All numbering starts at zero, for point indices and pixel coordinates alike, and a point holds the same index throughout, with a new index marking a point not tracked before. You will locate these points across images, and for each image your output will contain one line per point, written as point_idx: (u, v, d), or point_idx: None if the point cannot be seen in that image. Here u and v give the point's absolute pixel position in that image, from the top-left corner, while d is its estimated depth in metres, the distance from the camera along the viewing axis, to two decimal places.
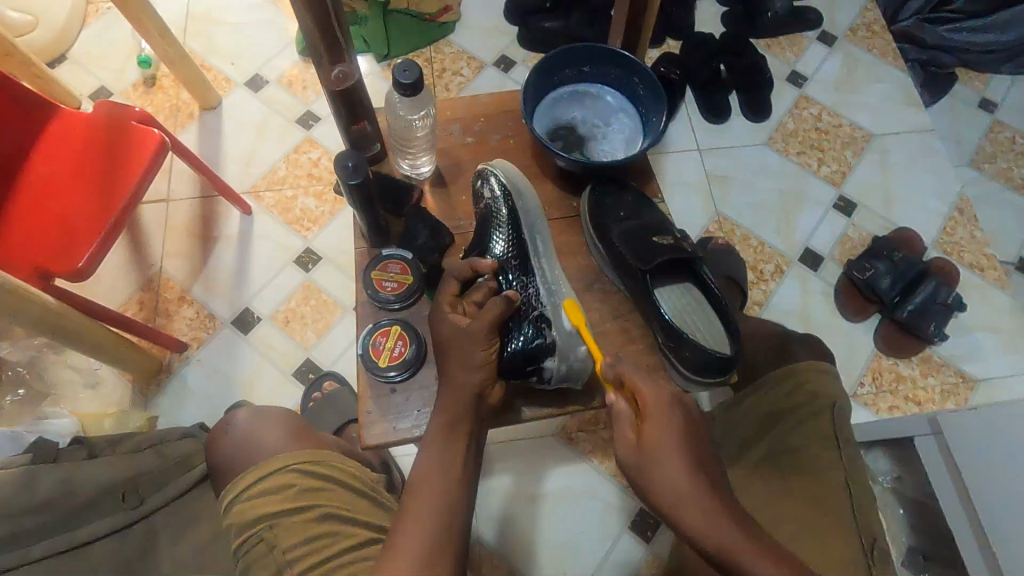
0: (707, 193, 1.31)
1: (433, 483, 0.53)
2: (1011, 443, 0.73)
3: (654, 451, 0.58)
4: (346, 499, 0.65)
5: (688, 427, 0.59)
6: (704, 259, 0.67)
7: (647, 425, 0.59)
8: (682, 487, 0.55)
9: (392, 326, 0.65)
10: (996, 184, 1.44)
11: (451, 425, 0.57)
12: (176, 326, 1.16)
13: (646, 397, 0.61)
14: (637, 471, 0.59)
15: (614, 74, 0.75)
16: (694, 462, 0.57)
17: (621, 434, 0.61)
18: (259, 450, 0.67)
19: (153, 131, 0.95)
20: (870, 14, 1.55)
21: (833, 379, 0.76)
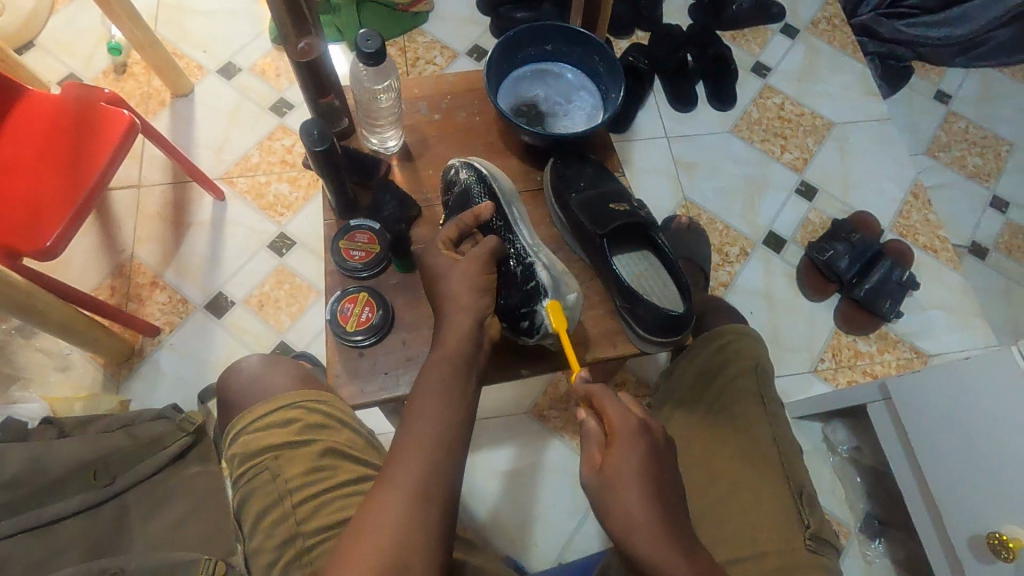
0: (674, 179, 1.35)
1: (421, 434, 0.54)
2: (944, 403, 0.76)
3: (614, 477, 0.57)
4: (351, 437, 0.65)
5: (654, 456, 0.58)
6: (659, 225, 0.70)
7: (614, 450, 0.58)
8: (637, 520, 0.55)
9: (359, 293, 0.68)
10: (950, 171, 1.50)
11: (443, 371, 0.58)
12: (148, 311, 1.16)
13: (613, 419, 0.60)
14: (593, 492, 0.58)
15: (576, 53, 0.79)
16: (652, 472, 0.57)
17: (587, 455, 0.61)
18: (267, 390, 0.67)
19: (123, 111, 0.95)
20: (831, 8, 1.60)
21: (753, 341, 0.81)
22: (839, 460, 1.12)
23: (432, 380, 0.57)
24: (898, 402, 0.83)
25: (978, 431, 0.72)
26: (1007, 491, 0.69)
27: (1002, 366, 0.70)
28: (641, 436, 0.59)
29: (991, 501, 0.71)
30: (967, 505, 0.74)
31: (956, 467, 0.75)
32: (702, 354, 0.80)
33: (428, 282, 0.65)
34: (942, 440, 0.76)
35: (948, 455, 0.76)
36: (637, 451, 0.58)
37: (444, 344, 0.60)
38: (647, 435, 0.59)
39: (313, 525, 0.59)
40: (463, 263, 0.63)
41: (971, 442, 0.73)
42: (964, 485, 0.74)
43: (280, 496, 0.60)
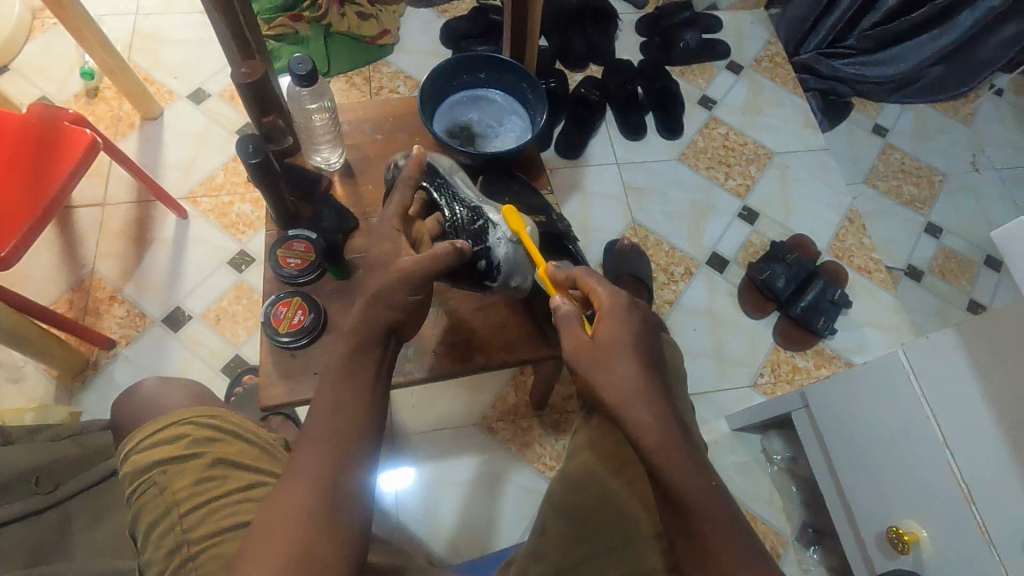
0: (623, 202, 1.42)
1: (317, 440, 0.54)
2: (845, 407, 0.82)
3: (608, 347, 0.60)
4: (241, 449, 0.68)
5: (641, 333, 0.62)
6: (574, 236, 0.77)
7: (602, 323, 0.62)
8: (633, 388, 0.58)
9: (293, 297, 0.71)
10: (885, 199, 1.60)
11: (344, 372, 0.58)
12: (106, 324, 1.18)
13: (602, 295, 0.64)
14: (585, 364, 0.61)
15: (505, 79, 0.85)
16: (643, 366, 0.60)
17: (572, 334, 0.63)
18: (162, 409, 0.71)
19: (85, 131, 1.00)
20: (773, 48, 1.72)
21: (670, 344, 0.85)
22: (777, 470, 1.16)
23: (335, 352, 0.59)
24: (818, 405, 0.87)
25: (880, 433, 0.76)
26: (904, 489, 0.74)
27: (894, 370, 0.73)
28: (631, 310, 0.63)
29: (891, 498, 0.76)
30: (874, 502, 0.79)
31: (866, 466, 0.79)
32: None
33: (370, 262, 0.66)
34: (849, 442, 0.82)
35: (859, 454, 0.81)
36: (632, 323, 0.62)
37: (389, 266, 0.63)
38: (638, 310, 0.63)
39: (199, 532, 0.62)
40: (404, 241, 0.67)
41: (875, 442, 0.77)
42: (867, 485, 0.80)
43: (166, 509, 0.63)
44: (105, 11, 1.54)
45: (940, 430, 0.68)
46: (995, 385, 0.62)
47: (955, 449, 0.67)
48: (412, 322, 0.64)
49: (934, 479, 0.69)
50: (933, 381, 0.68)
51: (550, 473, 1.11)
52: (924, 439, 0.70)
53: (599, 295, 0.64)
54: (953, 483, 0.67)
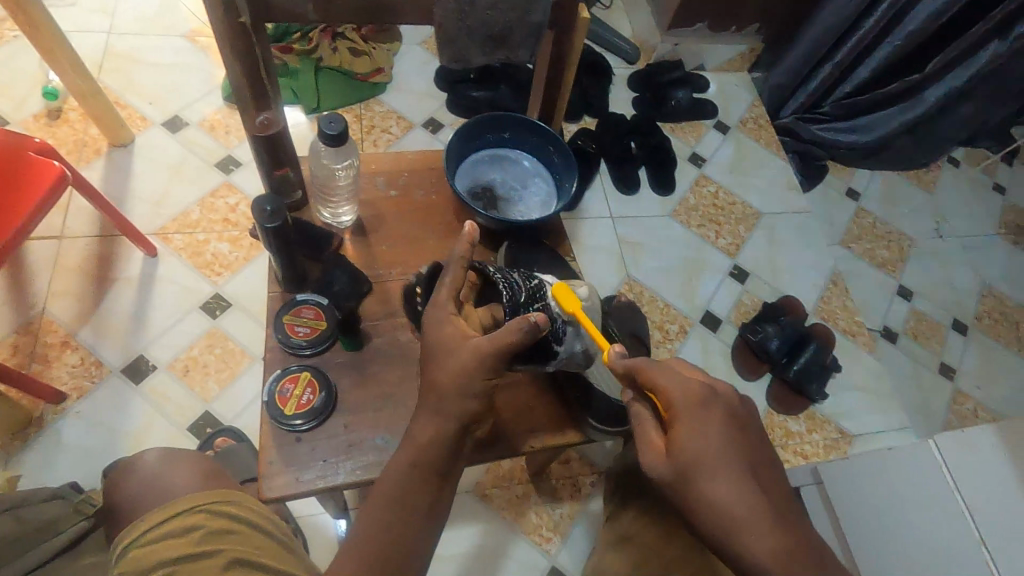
0: (618, 257, 1.41)
1: (365, 553, 0.51)
2: (863, 490, 0.81)
3: (694, 464, 0.54)
4: (259, 543, 0.61)
5: (732, 433, 0.55)
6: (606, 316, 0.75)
7: (681, 432, 0.55)
8: (738, 513, 0.52)
9: (302, 372, 0.64)
10: (862, 262, 1.65)
11: (409, 475, 0.55)
12: (55, 373, 1.06)
13: (669, 391, 0.56)
14: (673, 486, 0.54)
15: (532, 142, 0.83)
16: (742, 480, 0.53)
17: (649, 444, 0.57)
18: (165, 492, 0.66)
19: (54, 163, 0.90)
20: (756, 110, 1.77)
21: None
22: None
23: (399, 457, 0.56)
24: (835, 489, 0.86)
25: (906, 523, 0.75)
26: None
27: (926, 458, 0.73)
28: (706, 409, 0.56)
29: None
30: None
31: (887, 559, 0.77)
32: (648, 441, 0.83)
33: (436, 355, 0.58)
34: (867, 525, 0.80)
35: (881, 545, 0.78)
36: (711, 421, 0.55)
37: (461, 346, 0.57)
38: (714, 405, 0.56)
39: None
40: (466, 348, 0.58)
41: (899, 533, 0.75)
42: (886, 571, 0.77)
43: None
44: (76, 29, 1.44)
45: (976, 525, 0.67)
46: None
47: (993, 546, 0.65)
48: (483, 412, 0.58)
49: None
50: (969, 472, 0.68)
51: (547, 546, 1.05)
52: (956, 532, 0.69)
53: (665, 388, 0.57)
54: None
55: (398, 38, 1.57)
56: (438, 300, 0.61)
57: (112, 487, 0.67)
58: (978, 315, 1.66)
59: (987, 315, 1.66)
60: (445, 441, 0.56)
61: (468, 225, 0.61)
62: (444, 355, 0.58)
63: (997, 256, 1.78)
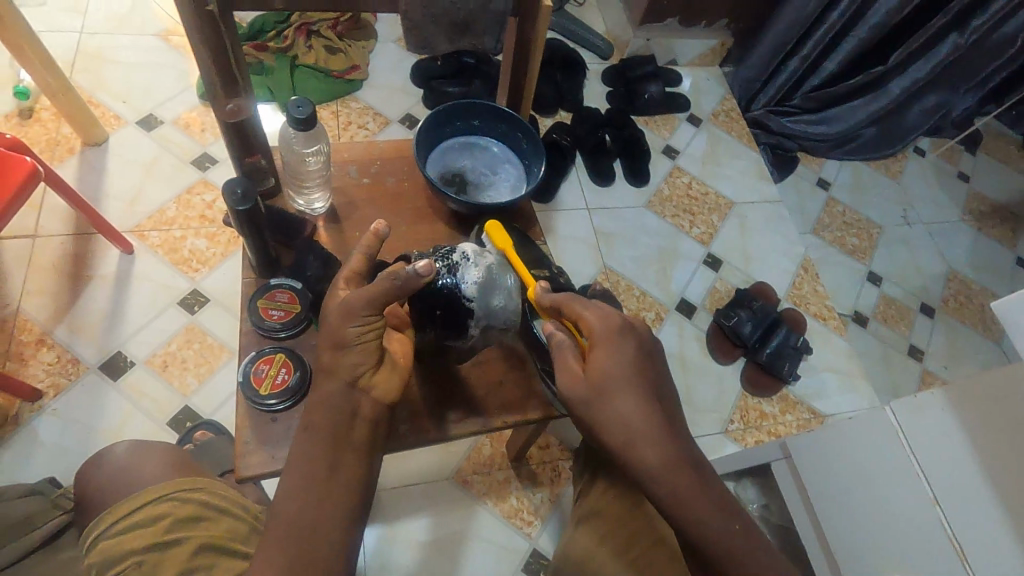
0: (594, 247, 1.43)
1: (285, 517, 0.54)
2: (827, 459, 0.84)
3: (604, 378, 0.59)
4: (226, 527, 0.62)
5: (639, 353, 0.61)
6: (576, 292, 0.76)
7: (598, 353, 0.60)
8: (637, 427, 0.58)
9: (276, 354, 0.65)
10: (833, 249, 1.69)
11: (310, 445, 0.57)
12: (30, 371, 1.05)
13: (590, 321, 0.62)
14: (585, 403, 0.59)
15: (501, 129, 0.85)
16: (647, 400, 0.59)
17: (566, 368, 0.62)
18: (136, 480, 0.67)
19: (25, 158, 0.91)
20: (728, 103, 1.81)
21: None
22: (750, 519, 1.16)
23: (302, 435, 0.58)
24: (804, 459, 0.89)
25: (869, 488, 0.78)
26: (893, 545, 0.75)
27: (882, 425, 0.76)
28: (622, 335, 0.61)
29: (878, 551, 0.77)
30: (861, 556, 0.80)
31: (855, 528, 0.81)
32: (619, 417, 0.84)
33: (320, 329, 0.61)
34: (835, 496, 0.83)
35: (847, 507, 0.82)
36: (624, 346, 0.61)
37: (335, 311, 0.59)
38: (629, 334, 0.62)
39: None
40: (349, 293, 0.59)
41: (863, 495, 0.79)
42: (853, 538, 0.81)
43: None
44: (46, 28, 1.43)
45: (930, 486, 0.71)
46: (984, 438, 0.66)
47: (945, 504, 0.69)
48: (371, 363, 0.59)
49: (924, 532, 0.71)
50: (923, 436, 0.72)
51: (527, 529, 1.07)
52: (912, 494, 0.73)
53: (586, 321, 0.63)
54: (944, 537, 0.69)
55: (373, 36, 1.58)
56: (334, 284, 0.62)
57: (82, 478, 0.68)
58: (944, 299, 1.71)
59: (954, 299, 1.72)
60: (336, 403, 0.58)
61: (372, 226, 0.63)
62: (328, 319, 0.59)
63: (962, 242, 1.84)
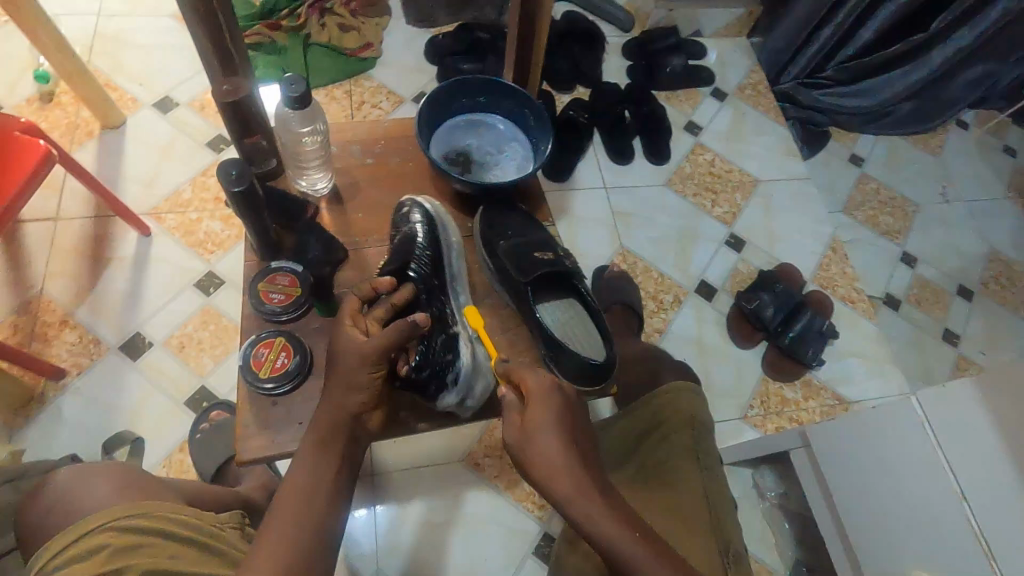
0: (611, 227, 1.39)
1: (273, 540, 0.50)
2: (847, 448, 0.81)
3: (532, 425, 0.58)
4: (176, 550, 0.56)
5: (569, 407, 0.60)
6: (582, 274, 0.71)
7: (528, 405, 0.59)
8: (559, 463, 0.55)
9: (276, 338, 0.64)
10: (864, 228, 1.62)
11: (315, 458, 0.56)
12: (54, 352, 1.08)
13: (530, 382, 0.61)
14: (514, 446, 0.58)
15: (508, 105, 0.81)
16: (572, 442, 0.57)
17: (505, 421, 0.61)
18: (78, 508, 0.61)
19: (39, 142, 0.92)
20: (755, 76, 1.73)
21: (698, 398, 0.74)
22: (768, 506, 1.13)
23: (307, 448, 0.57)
24: (824, 448, 0.86)
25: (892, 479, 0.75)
26: (918, 541, 0.71)
27: (907, 419, 0.72)
28: (555, 391, 0.61)
29: (899, 545, 0.74)
30: (883, 551, 0.77)
31: (876, 522, 0.77)
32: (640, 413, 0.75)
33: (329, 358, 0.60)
34: (856, 487, 0.80)
35: (866, 498, 0.79)
36: (555, 399, 0.60)
37: (351, 350, 0.58)
38: (563, 390, 0.61)
39: None
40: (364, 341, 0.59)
41: (883, 485, 0.76)
42: (875, 532, 0.78)
43: None
44: (65, 11, 1.44)
45: (957, 482, 0.67)
46: (1015, 433, 0.62)
47: (973, 504, 0.65)
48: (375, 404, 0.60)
49: (950, 530, 0.67)
50: (948, 428, 0.68)
51: (538, 513, 1.06)
52: (936, 491, 0.69)
53: (526, 377, 0.62)
54: (971, 535, 0.66)
55: (387, 12, 1.55)
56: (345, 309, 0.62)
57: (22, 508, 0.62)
58: (983, 281, 1.62)
59: (993, 281, 1.63)
60: (344, 420, 0.58)
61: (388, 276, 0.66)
62: (341, 358, 0.58)
63: (1006, 221, 1.74)
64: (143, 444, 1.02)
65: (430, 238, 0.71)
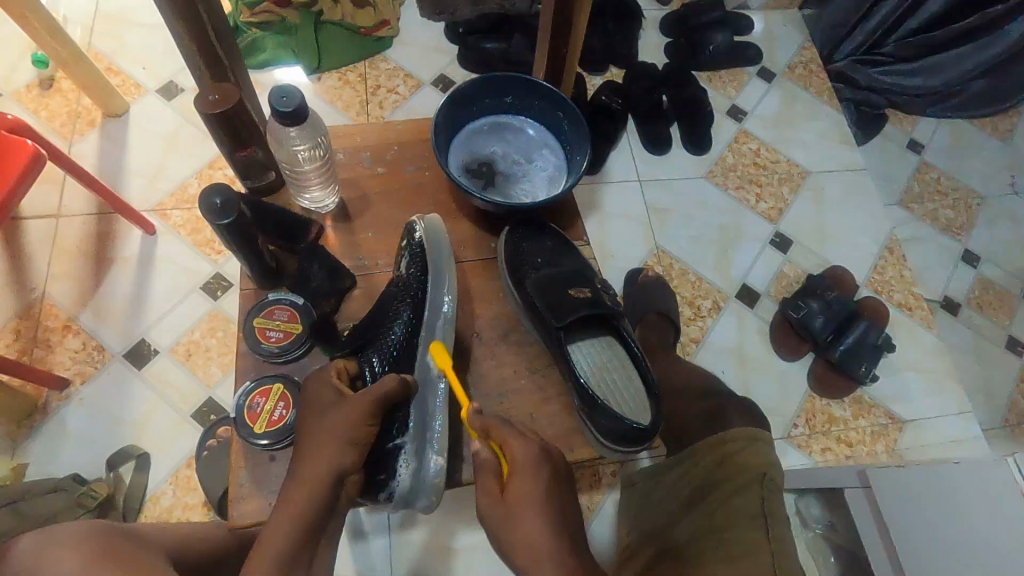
0: (645, 225, 1.29)
1: None
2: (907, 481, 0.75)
3: (518, 505, 0.56)
4: None
5: (556, 480, 0.59)
6: (626, 318, 0.64)
7: (513, 477, 0.57)
8: (542, 548, 0.54)
9: (273, 385, 0.59)
10: (922, 224, 1.48)
11: (305, 498, 0.51)
12: (57, 359, 1.03)
13: (514, 450, 0.58)
14: (495, 522, 0.56)
15: (538, 106, 0.72)
16: (559, 527, 0.55)
17: (485, 485, 0.59)
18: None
19: (26, 141, 0.85)
20: (806, 53, 1.57)
21: (767, 450, 0.66)
22: (813, 536, 1.04)
23: (298, 485, 0.52)
24: (886, 486, 0.78)
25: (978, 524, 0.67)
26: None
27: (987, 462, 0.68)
28: (543, 463, 0.58)
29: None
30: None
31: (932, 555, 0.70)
32: (703, 462, 0.68)
33: (302, 413, 0.56)
34: (914, 521, 0.73)
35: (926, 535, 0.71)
36: (542, 473, 0.58)
37: (340, 406, 0.55)
38: (549, 460, 0.59)
39: None
40: (344, 404, 0.55)
41: (962, 534, 0.68)
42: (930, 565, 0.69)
43: None
44: None
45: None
46: None
47: None
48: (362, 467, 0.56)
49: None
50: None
51: None
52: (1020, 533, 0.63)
53: (510, 444, 0.58)
54: None
55: None
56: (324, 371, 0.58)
57: None
58: None
59: None
60: (338, 466, 0.53)
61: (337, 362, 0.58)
62: (324, 414, 0.55)
63: None
64: (150, 458, 0.98)
65: (416, 262, 0.63)
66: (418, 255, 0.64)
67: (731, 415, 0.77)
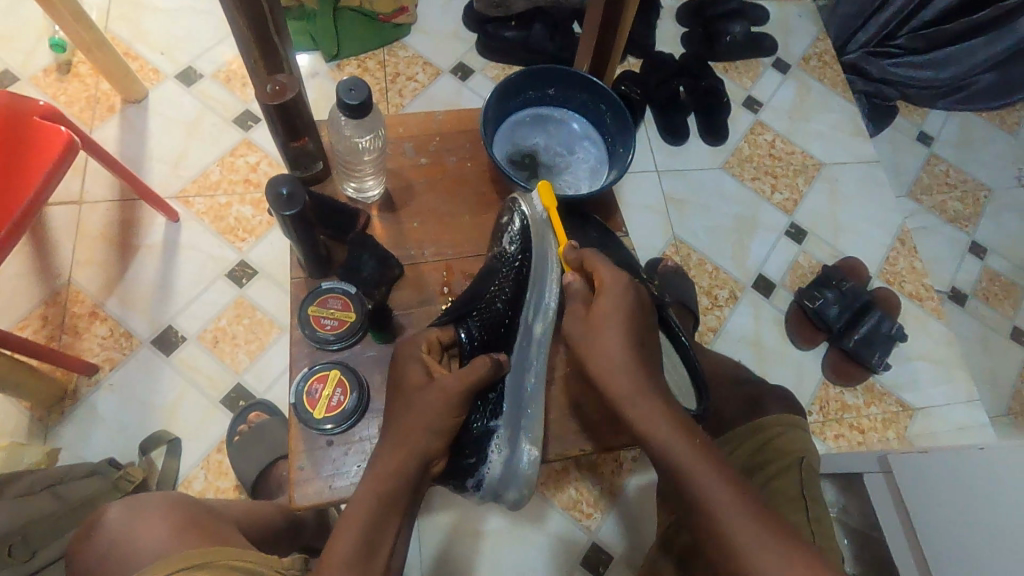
0: (664, 215, 1.30)
1: (346, 546, 0.54)
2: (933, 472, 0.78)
3: (600, 319, 0.62)
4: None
5: (639, 312, 0.63)
6: (673, 309, 0.72)
7: (601, 298, 0.63)
8: (623, 358, 0.60)
9: (329, 371, 0.66)
10: (932, 215, 1.50)
11: (391, 463, 0.59)
12: (85, 346, 1.04)
13: (602, 273, 0.64)
14: (578, 336, 0.63)
15: (580, 100, 0.80)
16: (635, 343, 0.61)
17: (572, 311, 0.65)
18: (135, 550, 0.58)
19: (60, 128, 0.85)
20: (821, 44, 1.58)
21: (805, 436, 0.70)
22: None
23: (387, 454, 0.59)
24: (910, 472, 0.81)
25: (1009, 510, 0.69)
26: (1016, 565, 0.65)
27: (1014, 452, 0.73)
28: (628, 293, 0.63)
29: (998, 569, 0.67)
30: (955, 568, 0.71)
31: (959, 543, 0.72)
32: (742, 445, 0.71)
33: (397, 391, 0.63)
34: (938, 511, 0.75)
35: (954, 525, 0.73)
36: (620, 312, 0.62)
37: (428, 389, 0.62)
38: (636, 290, 0.64)
39: None
40: (434, 383, 0.62)
41: (992, 516, 0.70)
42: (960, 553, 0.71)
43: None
44: None
45: None
46: None
47: None
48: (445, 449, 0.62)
49: None
50: None
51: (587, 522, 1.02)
52: None
53: (600, 271, 0.64)
54: None
55: None
56: (415, 346, 0.65)
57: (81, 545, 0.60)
58: None
59: None
60: (419, 446, 0.59)
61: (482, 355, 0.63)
62: (420, 400, 0.61)
63: None
64: (180, 443, 0.99)
65: (518, 238, 0.69)
66: (520, 236, 0.69)
67: (770, 401, 0.80)
